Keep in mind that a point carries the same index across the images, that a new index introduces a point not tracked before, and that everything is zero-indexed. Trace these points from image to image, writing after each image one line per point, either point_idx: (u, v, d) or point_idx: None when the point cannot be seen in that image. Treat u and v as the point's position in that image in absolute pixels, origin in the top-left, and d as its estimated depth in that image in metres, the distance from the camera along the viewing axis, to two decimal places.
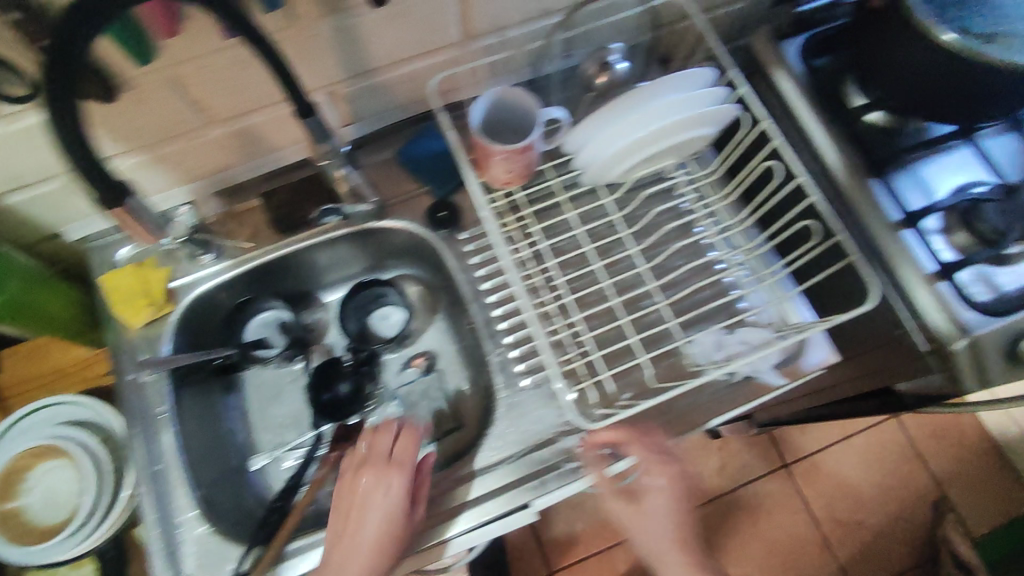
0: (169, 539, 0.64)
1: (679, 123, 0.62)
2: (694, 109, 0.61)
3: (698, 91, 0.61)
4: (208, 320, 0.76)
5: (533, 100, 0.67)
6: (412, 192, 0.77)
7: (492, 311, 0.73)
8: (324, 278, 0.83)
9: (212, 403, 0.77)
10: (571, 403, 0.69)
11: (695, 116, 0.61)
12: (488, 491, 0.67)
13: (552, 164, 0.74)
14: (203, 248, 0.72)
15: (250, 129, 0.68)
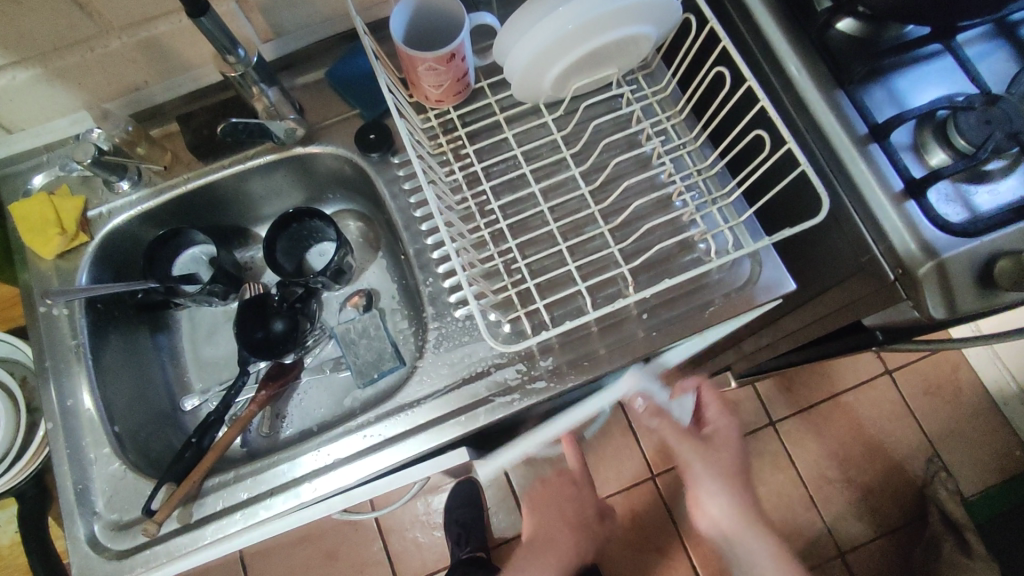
0: (81, 476, 0.61)
1: (610, 17, 0.56)
2: (619, 5, 0.55)
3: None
4: (129, 253, 0.72)
5: (457, 2, 0.61)
6: (342, 116, 0.72)
7: (424, 240, 0.68)
8: (259, 211, 0.79)
9: (140, 341, 0.74)
10: (506, 336, 0.64)
11: (626, 9, 0.56)
12: (417, 427, 0.63)
13: (489, 82, 0.69)
14: (116, 173, 0.68)
15: (156, 42, 0.63)
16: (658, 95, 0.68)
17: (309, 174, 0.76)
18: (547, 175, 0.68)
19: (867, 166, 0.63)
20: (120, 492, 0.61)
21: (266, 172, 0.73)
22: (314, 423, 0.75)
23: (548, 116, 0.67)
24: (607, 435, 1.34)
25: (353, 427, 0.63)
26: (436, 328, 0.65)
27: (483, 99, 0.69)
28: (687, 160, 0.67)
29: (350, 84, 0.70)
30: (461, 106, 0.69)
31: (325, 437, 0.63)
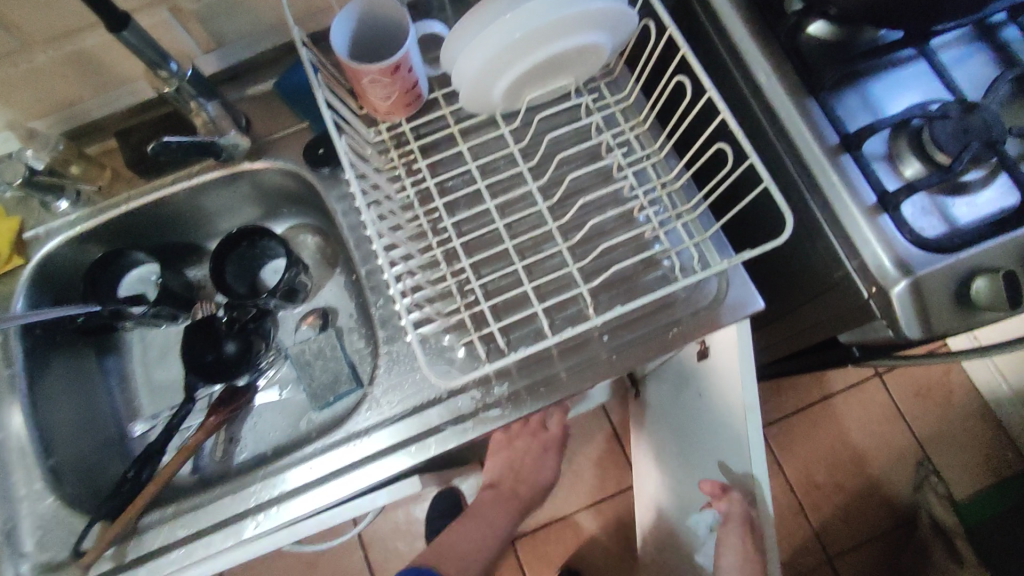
0: (13, 514, 0.59)
1: (554, 26, 0.53)
2: (561, 12, 0.52)
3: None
4: (69, 276, 0.69)
5: (401, 8, 0.57)
6: (292, 129, 0.69)
7: (376, 259, 0.64)
8: (211, 228, 0.76)
9: (86, 366, 0.71)
10: (460, 361, 0.61)
11: (567, 18, 0.52)
12: (364, 458, 0.60)
13: (443, 92, 0.66)
14: (51, 192, 0.64)
15: (86, 55, 0.59)
16: (620, 104, 0.65)
17: (259, 189, 0.73)
18: (505, 190, 0.65)
19: (838, 178, 0.60)
20: (54, 533, 0.58)
21: (214, 188, 0.70)
22: (268, 448, 0.72)
23: (505, 127, 0.64)
24: (592, 443, 1.28)
25: (299, 458, 0.60)
26: (387, 353, 0.62)
27: (438, 111, 0.66)
28: (651, 172, 0.64)
29: (297, 95, 0.67)
30: (414, 117, 0.66)
31: (269, 471, 0.60)
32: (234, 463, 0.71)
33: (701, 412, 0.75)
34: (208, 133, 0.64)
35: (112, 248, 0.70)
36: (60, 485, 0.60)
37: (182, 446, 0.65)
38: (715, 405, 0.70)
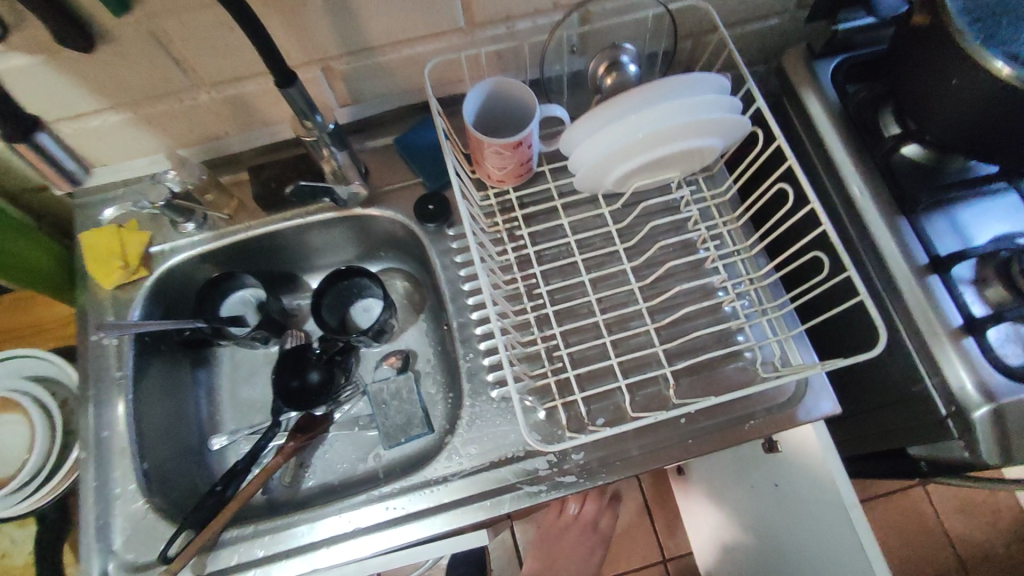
0: (104, 513, 0.61)
1: (655, 134, 0.58)
2: (659, 123, 0.57)
3: (658, 105, 0.56)
4: (182, 291, 0.74)
5: (530, 92, 0.63)
6: (405, 183, 0.75)
7: (470, 312, 0.68)
8: (311, 262, 0.81)
9: (182, 377, 0.75)
10: (540, 422, 0.63)
11: (665, 128, 0.58)
12: (439, 505, 0.62)
13: (551, 167, 0.71)
14: (183, 214, 0.70)
15: (240, 99, 0.66)
16: (716, 200, 0.69)
17: (363, 232, 0.78)
18: (597, 264, 0.69)
19: (923, 296, 0.62)
20: (137, 534, 0.61)
21: (325, 227, 0.75)
22: (335, 480, 0.74)
23: (606, 207, 0.68)
24: (622, 513, 1.26)
25: (374, 496, 0.62)
26: (472, 406, 0.65)
27: (544, 184, 0.71)
28: (740, 267, 0.67)
29: (418, 154, 0.73)
30: (520, 187, 0.70)
31: (345, 503, 0.62)
32: (301, 488, 0.74)
33: (789, 509, 0.72)
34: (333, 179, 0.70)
35: (224, 270, 0.76)
36: (150, 489, 0.63)
37: (263, 467, 0.68)
38: (806, 499, 0.67)
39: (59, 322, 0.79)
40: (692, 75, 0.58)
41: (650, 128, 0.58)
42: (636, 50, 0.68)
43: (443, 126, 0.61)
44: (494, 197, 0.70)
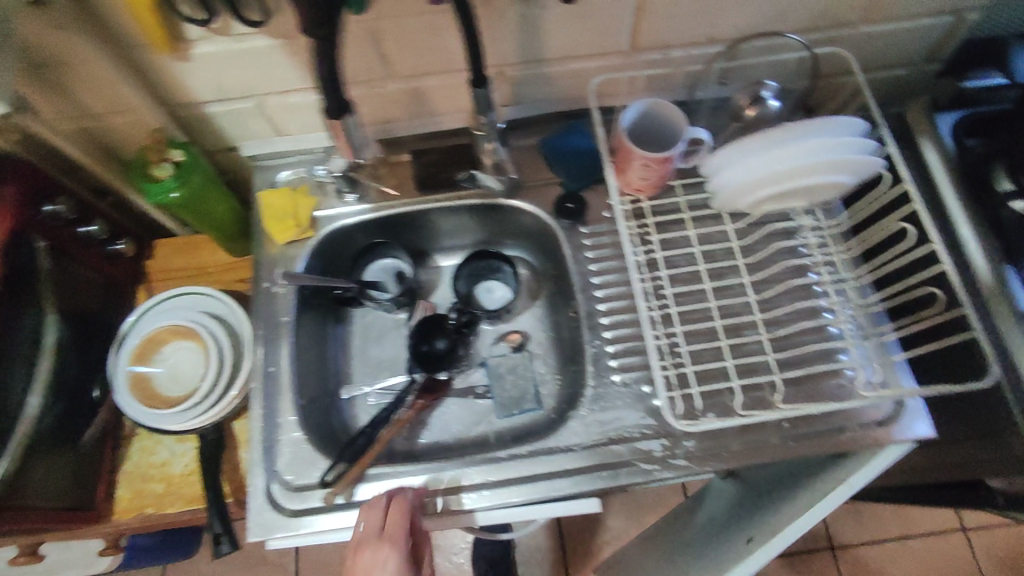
0: (269, 436, 0.70)
1: (794, 168, 0.65)
2: (800, 159, 0.64)
3: (802, 144, 0.63)
4: (337, 253, 0.83)
5: (683, 117, 0.70)
6: (546, 181, 0.82)
7: (597, 302, 0.76)
8: (445, 241, 0.90)
9: (325, 329, 0.84)
10: (655, 408, 0.70)
11: (805, 165, 0.64)
12: (561, 470, 0.68)
13: (683, 183, 0.78)
14: (352, 186, 0.79)
15: (422, 91, 0.75)
16: (832, 231, 0.75)
17: (499, 220, 0.86)
18: (717, 275, 0.76)
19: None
20: (299, 459, 0.70)
21: (469, 212, 0.84)
22: (449, 439, 0.82)
23: (731, 225, 0.75)
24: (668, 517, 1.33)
25: (503, 456, 0.70)
26: (595, 387, 0.72)
27: (675, 198, 0.78)
28: (848, 293, 0.73)
29: (564, 156, 0.81)
30: (654, 197, 0.78)
31: (481, 460, 0.69)
32: (418, 443, 0.82)
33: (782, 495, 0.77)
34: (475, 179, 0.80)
35: (374, 239, 0.85)
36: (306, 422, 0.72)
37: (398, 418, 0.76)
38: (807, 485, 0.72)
39: (220, 267, 0.89)
40: (837, 117, 0.64)
41: (790, 163, 0.64)
42: (777, 89, 0.74)
43: (602, 132, 0.69)
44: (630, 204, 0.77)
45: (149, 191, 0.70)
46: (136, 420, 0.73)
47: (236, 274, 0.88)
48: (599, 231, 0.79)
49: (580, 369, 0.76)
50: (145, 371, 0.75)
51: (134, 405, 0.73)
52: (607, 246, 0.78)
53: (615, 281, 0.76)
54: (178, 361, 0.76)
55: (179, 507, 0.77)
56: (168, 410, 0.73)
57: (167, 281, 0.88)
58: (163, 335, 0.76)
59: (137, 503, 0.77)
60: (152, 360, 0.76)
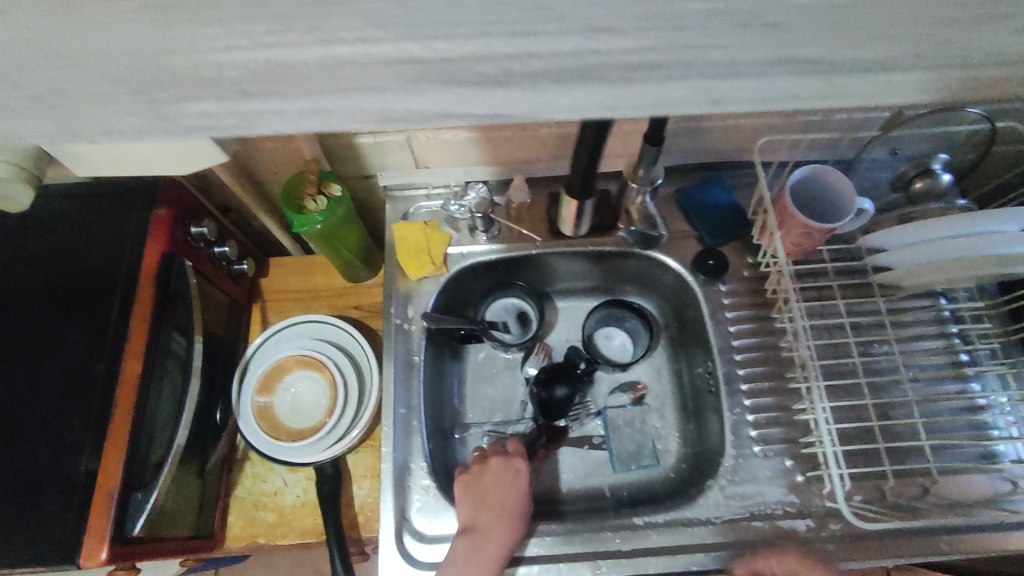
0: (401, 480, 0.70)
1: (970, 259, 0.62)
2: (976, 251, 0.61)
3: (977, 234, 0.60)
4: (462, 290, 0.81)
5: (851, 187, 0.66)
6: (681, 233, 0.79)
7: (735, 367, 0.73)
8: (564, 284, 0.87)
9: (442, 366, 0.81)
10: (797, 485, 0.68)
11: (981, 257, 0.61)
12: (698, 544, 0.66)
13: (832, 248, 0.74)
14: (487, 225, 0.77)
15: (573, 136, 0.73)
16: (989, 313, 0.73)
17: (626, 268, 0.83)
18: (865, 348, 0.72)
19: None
20: (429, 511, 0.69)
21: (600, 258, 0.81)
22: (563, 491, 0.78)
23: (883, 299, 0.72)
24: None
25: (640, 522, 0.68)
26: (732, 457, 0.70)
27: (824, 263, 0.74)
28: (1006, 381, 0.70)
29: (705, 209, 0.78)
30: (801, 262, 0.75)
31: (621, 527, 0.68)
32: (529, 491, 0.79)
33: None
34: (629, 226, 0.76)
35: (499, 278, 0.83)
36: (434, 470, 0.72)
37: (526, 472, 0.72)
38: None
39: (334, 292, 0.87)
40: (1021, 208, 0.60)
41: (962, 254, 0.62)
42: (946, 162, 0.71)
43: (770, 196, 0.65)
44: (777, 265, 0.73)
45: (295, 223, 0.69)
46: (260, 451, 0.72)
47: (351, 300, 0.86)
48: (739, 291, 0.76)
49: (710, 432, 0.75)
50: (267, 400, 0.74)
51: (257, 435, 0.72)
52: (748, 307, 0.75)
53: (757, 345, 0.73)
54: (301, 392, 0.75)
55: (291, 539, 0.76)
56: (292, 444, 0.72)
57: (281, 301, 0.87)
58: (287, 364, 0.75)
59: (249, 531, 0.76)
60: (275, 390, 0.74)
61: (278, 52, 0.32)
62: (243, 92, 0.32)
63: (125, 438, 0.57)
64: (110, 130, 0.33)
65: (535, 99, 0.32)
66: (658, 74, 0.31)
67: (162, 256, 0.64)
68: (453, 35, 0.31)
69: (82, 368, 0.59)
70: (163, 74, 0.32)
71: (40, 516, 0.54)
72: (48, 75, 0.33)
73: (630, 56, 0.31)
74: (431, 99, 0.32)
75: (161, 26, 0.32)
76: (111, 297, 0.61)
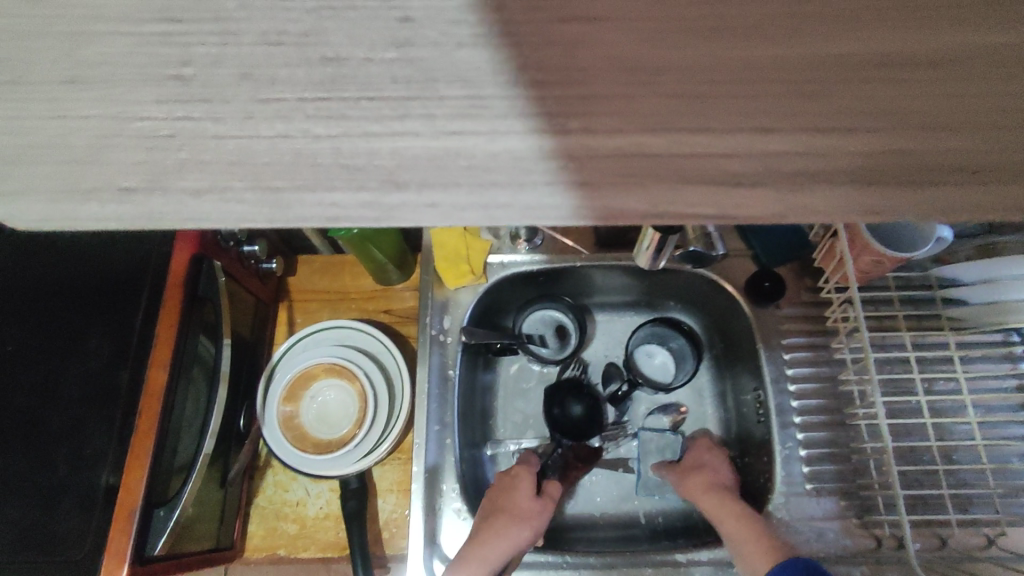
0: (431, 501, 0.67)
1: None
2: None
3: None
4: (498, 300, 0.77)
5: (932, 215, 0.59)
6: (734, 251, 0.75)
7: (788, 398, 0.68)
8: (604, 297, 0.82)
9: (475, 378, 0.77)
10: (852, 529, 0.63)
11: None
12: None
13: (899, 276, 0.69)
14: (530, 235, 0.73)
15: None
16: None
17: (672, 285, 0.79)
18: (928, 385, 0.68)
19: None
20: (459, 533, 0.67)
21: (645, 273, 0.76)
22: (595, 515, 0.74)
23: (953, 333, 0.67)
24: None
25: (681, 560, 0.64)
26: (782, 494, 0.66)
27: (889, 291, 0.69)
28: None
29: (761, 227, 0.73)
30: (865, 289, 0.70)
31: (662, 562, 0.64)
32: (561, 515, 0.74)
33: None
34: (682, 246, 0.69)
35: (538, 290, 0.79)
36: (466, 493, 0.69)
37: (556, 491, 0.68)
38: None
39: (363, 294, 0.83)
40: None
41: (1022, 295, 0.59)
42: None
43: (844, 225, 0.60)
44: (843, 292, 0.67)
45: (333, 227, 0.66)
46: (284, 462, 0.68)
47: (381, 304, 0.83)
48: (796, 316, 0.71)
49: (755, 467, 0.71)
50: (293, 409, 0.71)
51: (281, 446, 0.69)
52: (804, 334, 0.71)
53: (813, 375, 0.69)
54: (328, 402, 0.71)
55: (313, 553, 0.73)
56: (317, 457, 0.69)
57: (309, 301, 0.83)
58: (315, 373, 0.72)
59: (270, 542, 0.73)
60: (301, 399, 0.71)
61: (457, 140, 0.23)
62: (347, 167, 0.23)
63: (148, 451, 0.54)
64: (113, 216, 0.23)
65: (745, 206, 0.23)
66: (922, 181, 0.23)
67: (190, 260, 0.60)
68: (646, 140, 0.23)
69: (106, 375, 0.55)
70: (229, 150, 0.23)
71: (59, 530, 0.51)
72: (79, 133, 0.23)
73: (869, 157, 0.23)
74: (600, 195, 0.23)
75: (247, 89, 0.23)
76: (138, 298, 0.58)
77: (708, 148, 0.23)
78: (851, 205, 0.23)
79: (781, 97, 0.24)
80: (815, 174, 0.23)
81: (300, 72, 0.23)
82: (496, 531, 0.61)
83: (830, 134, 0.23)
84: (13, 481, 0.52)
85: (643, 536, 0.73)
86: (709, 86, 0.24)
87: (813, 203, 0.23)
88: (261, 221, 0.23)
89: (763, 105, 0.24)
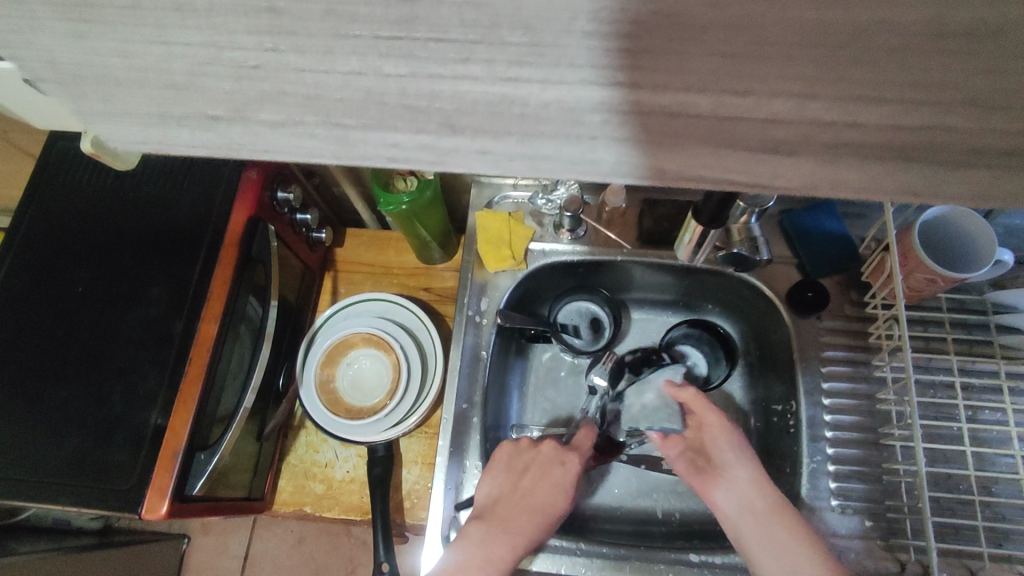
0: (454, 476, 0.69)
1: None
2: None
3: None
4: (535, 287, 0.78)
5: (990, 237, 0.57)
6: (780, 258, 0.74)
7: (821, 412, 0.67)
8: (640, 294, 0.82)
9: (507, 361, 0.78)
10: (875, 550, 0.62)
11: None
12: None
13: (951, 298, 0.67)
14: (573, 226, 0.73)
15: None
16: None
17: (712, 288, 0.78)
18: (973, 412, 0.65)
19: None
20: None
21: (686, 273, 0.76)
22: (613, 506, 0.75)
23: (1004, 362, 0.64)
24: None
25: (694, 560, 0.64)
26: (806, 507, 0.64)
27: (940, 313, 0.67)
28: None
29: (810, 236, 0.72)
30: (912, 308, 0.68)
31: (675, 561, 0.64)
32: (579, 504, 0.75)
33: None
34: (725, 248, 0.69)
35: (577, 281, 0.80)
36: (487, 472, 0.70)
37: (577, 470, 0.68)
38: None
39: (406, 270, 0.85)
40: None
41: None
42: None
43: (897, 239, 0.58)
44: (889, 309, 0.66)
45: (383, 202, 0.68)
46: (317, 423, 0.71)
47: (423, 281, 0.85)
48: (837, 331, 0.70)
49: (779, 477, 0.70)
50: (328, 373, 0.73)
51: (316, 408, 0.71)
52: (844, 349, 0.69)
53: (850, 391, 0.67)
54: (363, 370, 0.73)
55: (336, 513, 0.76)
56: (348, 422, 0.71)
57: (355, 271, 0.86)
58: (352, 341, 0.73)
59: (297, 498, 0.76)
60: (337, 364, 0.73)
61: (514, 84, 0.22)
62: (409, 108, 0.23)
63: (195, 396, 0.57)
64: (200, 142, 0.25)
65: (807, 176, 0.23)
66: (988, 168, 0.22)
67: (247, 221, 0.64)
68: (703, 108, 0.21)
69: (162, 323, 0.59)
70: (308, 84, 0.23)
71: (108, 462, 0.55)
72: (174, 60, 0.23)
73: (950, 134, 0.22)
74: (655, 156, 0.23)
75: (331, 30, 0.22)
76: (197, 253, 0.62)
77: (808, 118, 0.22)
78: (902, 186, 0.23)
79: (897, 52, 0.21)
80: (900, 145, 0.22)
81: (377, 9, 0.22)
82: (514, 520, 0.62)
83: (927, 94, 0.21)
84: (72, 412, 0.56)
85: (658, 533, 0.73)
86: (845, 39, 0.21)
87: (857, 181, 0.23)
88: (329, 155, 0.24)
89: (879, 67, 0.21)
